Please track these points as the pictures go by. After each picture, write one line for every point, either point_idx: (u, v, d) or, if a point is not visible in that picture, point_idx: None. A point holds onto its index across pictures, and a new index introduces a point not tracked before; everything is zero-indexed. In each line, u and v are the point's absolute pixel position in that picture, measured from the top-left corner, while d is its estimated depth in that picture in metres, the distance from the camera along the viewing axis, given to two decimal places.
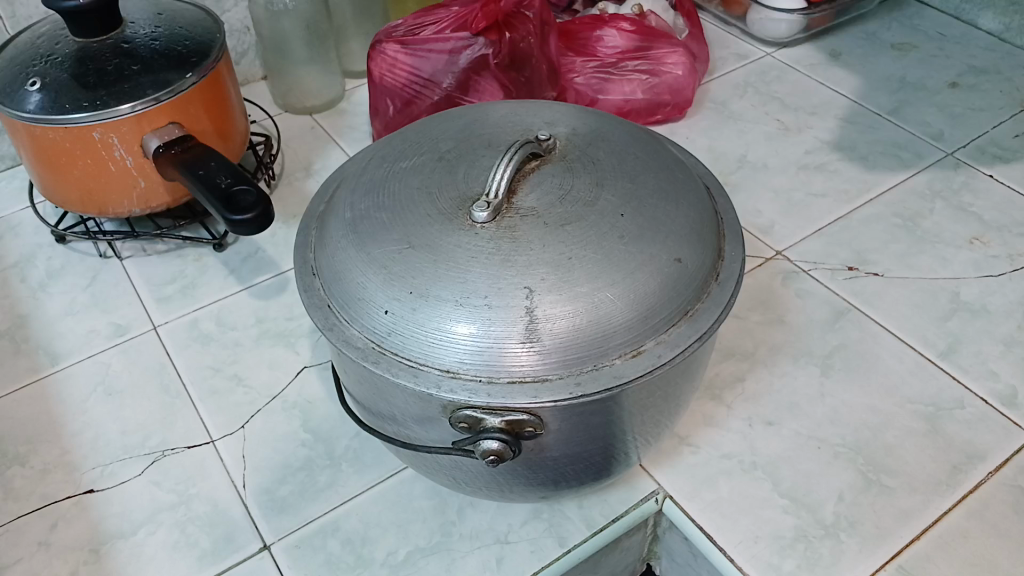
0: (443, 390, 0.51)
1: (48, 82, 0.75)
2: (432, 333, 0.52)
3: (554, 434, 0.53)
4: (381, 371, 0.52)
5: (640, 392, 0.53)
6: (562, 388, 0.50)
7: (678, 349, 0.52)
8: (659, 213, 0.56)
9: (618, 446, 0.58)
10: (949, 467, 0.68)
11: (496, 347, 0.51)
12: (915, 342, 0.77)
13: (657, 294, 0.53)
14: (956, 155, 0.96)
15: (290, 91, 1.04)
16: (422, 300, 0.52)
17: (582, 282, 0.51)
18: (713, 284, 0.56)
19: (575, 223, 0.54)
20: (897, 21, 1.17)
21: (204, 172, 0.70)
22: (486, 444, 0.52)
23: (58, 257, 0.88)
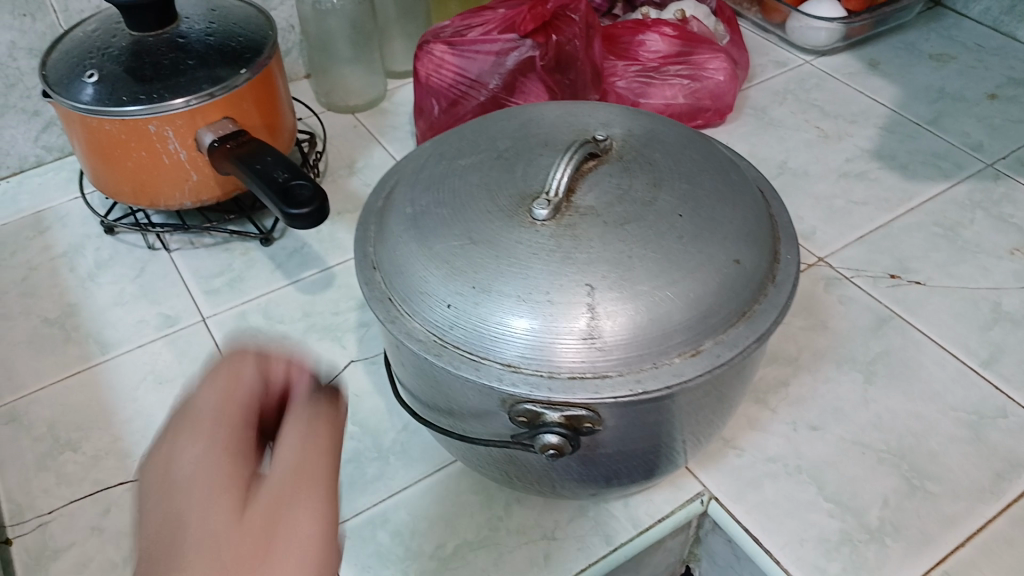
0: (504, 383, 0.51)
1: (104, 76, 0.77)
2: (493, 327, 0.52)
3: (611, 430, 0.54)
4: (443, 364, 0.53)
5: (697, 391, 0.54)
6: (623, 384, 0.51)
7: (737, 349, 0.53)
8: (716, 214, 0.56)
9: (671, 444, 0.59)
10: (992, 474, 0.68)
11: (557, 344, 0.51)
12: (957, 350, 0.77)
13: (716, 295, 0.53)
14: (996, 167, 0.96)
15: (333, 90, 1.06)
16: (484, 293, 0.53)
17: (643, 281, 0.52)
18: (771, 286, 0.57)
19: (634, 223, 0.54)
20: (935, 31, 1.18)
21: (260, 166, 0.71)
22: (546, 438, 0.52)
23: (106, 248, 0.89)
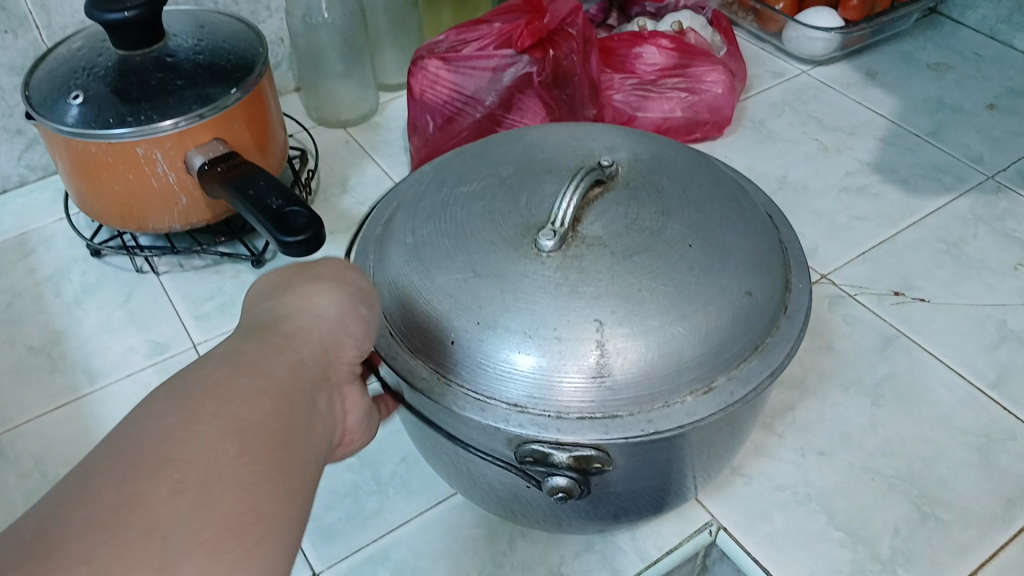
0: (510, 425, 0.50)
1: (90, 96, 0.74)
2: (497, 366, 0.51)
3: (621, 469, 0.52)
4: (446, 404, 0.51)
5: (709, 428, 0.52)
6: (634, 424, 0.49)
7: (751, 386, 0.51)
8: (727, 244, 0.55)
9: (681, 479, 0.57)
10: (1004, 501, 0.67)
11: (564, 382, 0.50)
12: (964, 371, 0.76)
13: (728, 329, 0.52)
14: (997, 180, 0.95)
15: (324, 103, 1.04)
16: (488, 329, 0.51)
17: (653, 315, 0.50)
18: (783, 317, 0.55)
19: (644, 252, 0.53)
20: (932, 40, 1.17)
21: (253, 192, 0.69)
22: (555, 481, 0.51)
23: (92, 271, 0.87)
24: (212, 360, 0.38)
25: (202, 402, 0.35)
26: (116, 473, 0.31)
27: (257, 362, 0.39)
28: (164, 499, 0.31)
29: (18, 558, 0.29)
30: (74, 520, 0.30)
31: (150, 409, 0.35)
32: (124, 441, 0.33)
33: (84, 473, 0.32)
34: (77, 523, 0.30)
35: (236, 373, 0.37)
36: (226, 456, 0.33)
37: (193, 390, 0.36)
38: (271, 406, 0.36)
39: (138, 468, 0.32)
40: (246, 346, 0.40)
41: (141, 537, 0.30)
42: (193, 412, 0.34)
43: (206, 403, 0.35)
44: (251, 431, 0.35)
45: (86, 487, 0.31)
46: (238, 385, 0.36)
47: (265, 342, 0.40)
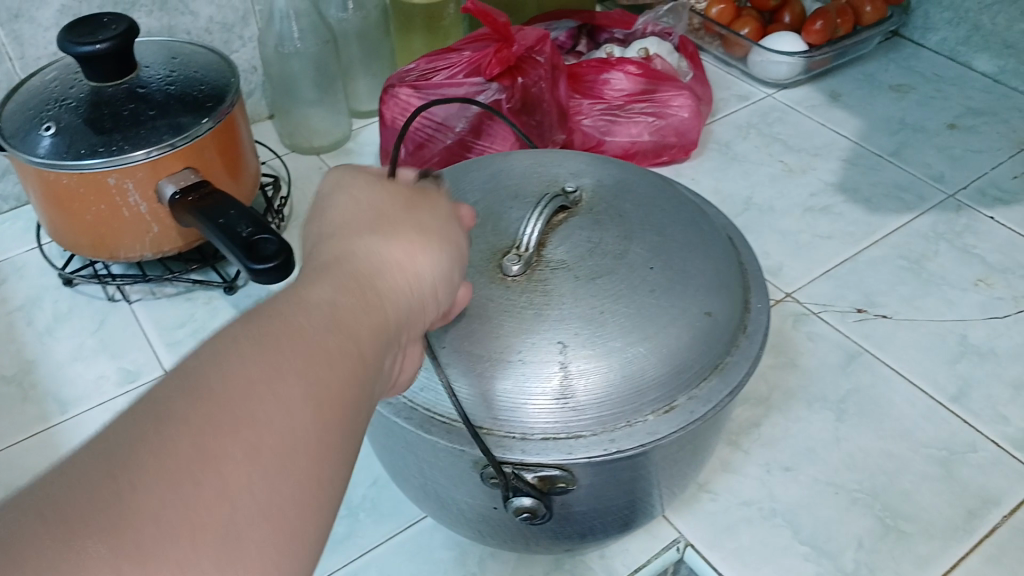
0: (475, 447, 0.51)
1: (62, 127, 0.75)
2: (462, 390, 0.52)
3: (586, 488, 0.53)
4: (412, 427, 0.52)
5: (670, 447, 0.53)
6: (597, 444, 0.50)
7: (712, 404, 0.53)
8: (688, 266, 0.56)
9: (646, 498, 0.58)
10: (964, 512, 0.68)
11: (527, 405, 0.51)
12: (926, 386, 0.78)
13: (689, 349, 0.53)
14: (957, 198, 0.97)
15: (296, 131, 1.05)
16: (455, 353, 0.52)
17: (615, 337, 0.52)
18: (743, 337, 0.57)
19: (605, 276, 0.54)
20: (893, 62, 1.20)
21: (224, 220, 0.70)
22: (518, 500, 0.51)
23: (65, 300, 0.87)
24: (304, 298, 0.34)
25: (285, 352, 0.31)
26: (189, 422, 0.28)
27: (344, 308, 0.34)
28: (239, 471, 0.28)
29: (71, 512, 0.25)
30: (141, 473, 0.26)
31: (231, 338, 0.31)
32: (200, 378, 0.29)
33: (145, 409, 0.28)
34: (140, 479, 0.26)
35: (322, 319, 0.33)
36: (304, 424, 0.30)
37: (276, 328, 0.32)
38: (354, 367, 0.33)
39: (215, 423, 0.28)
40: (333, 284, 0.35)
41: (208, 510, 0.27)
42: (275, 358, 0.31)
43: (290, 353, 0.31)
44: (331, 396, 0.31)
45: (153, 429, 0.27)
46: (326, 335, 0.33)
47: (351, 285, 0.36)
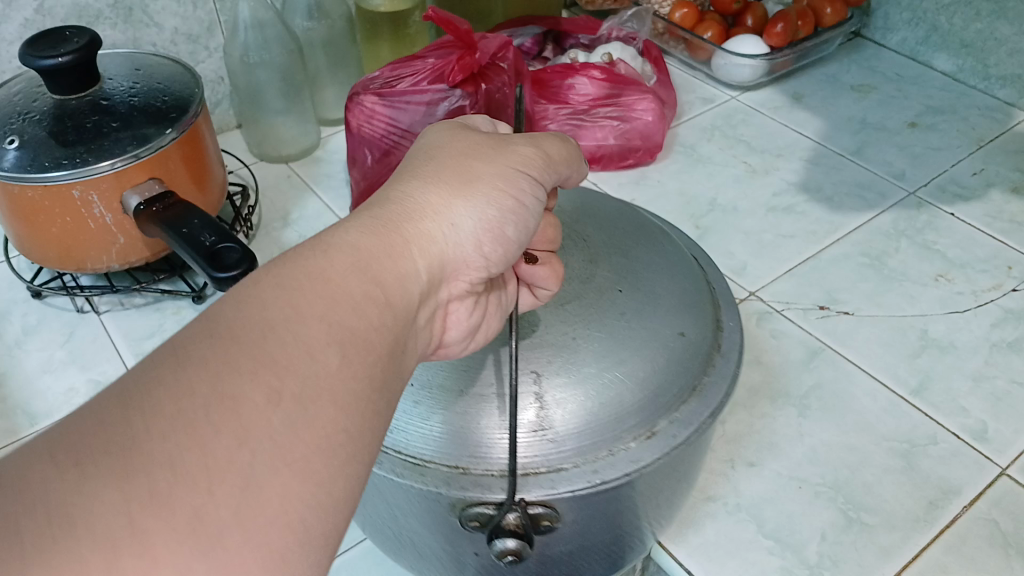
0: (452, 489, 0.48)
1: (26, 140, 0.75)
2: (433, 431, 0.51)
3: (569, 525, 0.52)
4: (383, 473, 0.50)
5: (654, 476, 0.52)
6: (579, 476, 0.49)
7: (693, 426, 0.52)
8: (655, 287, 0.57)
9: (632, 530, 0.57)
10: (926, 503, 0.69)
11: (504, 440, 0.50)
12: (888, 381, 0.79)
13: (664, 372, 0.53)
14: (918, 195, 0.99)
15: (265, 140, 1.06)
16: (426, 393, 0.52)
17: (588, 363, 0.51)
18: (718, 355, 0.57)
19: (574, 301, 0.54)
20: (855, 62, 1.21)
21: (187, 230, 0.70)
22: (499, 543, 0.45)
23: (33, 313, 0.87)
24: (331, 246, 0.37)
25: (314, 297, 0.34)
26: (205, 370, 0.30)
27: (370, 264, 0.37)
28: (258, 413, 0.30)
29: (86, 456, 0.27)
30: (156, 419, 0.28)
31: (262, 285, 0.34)
32: (223, 328, 0.32)
33: (179, 350, 0.31)
34: (159, 422, 0.28)
35: (347, 275, 0.36)
36: (329, 368, 0.32)
37: (297, 279, 0.35)
38: (375, 321, 0.36)
39: (236, 367, 0.30)
40: (365, 241, 0.38)
41: (226, 453, 0.29)
42: (296, 309, 0.33)
43: (312, 302, 0.34)
44: (354, 344, 0.34)
45: (170, 378, 0.30)
46: (347, 289, 0.35)
47: (387, 241, 0.39)
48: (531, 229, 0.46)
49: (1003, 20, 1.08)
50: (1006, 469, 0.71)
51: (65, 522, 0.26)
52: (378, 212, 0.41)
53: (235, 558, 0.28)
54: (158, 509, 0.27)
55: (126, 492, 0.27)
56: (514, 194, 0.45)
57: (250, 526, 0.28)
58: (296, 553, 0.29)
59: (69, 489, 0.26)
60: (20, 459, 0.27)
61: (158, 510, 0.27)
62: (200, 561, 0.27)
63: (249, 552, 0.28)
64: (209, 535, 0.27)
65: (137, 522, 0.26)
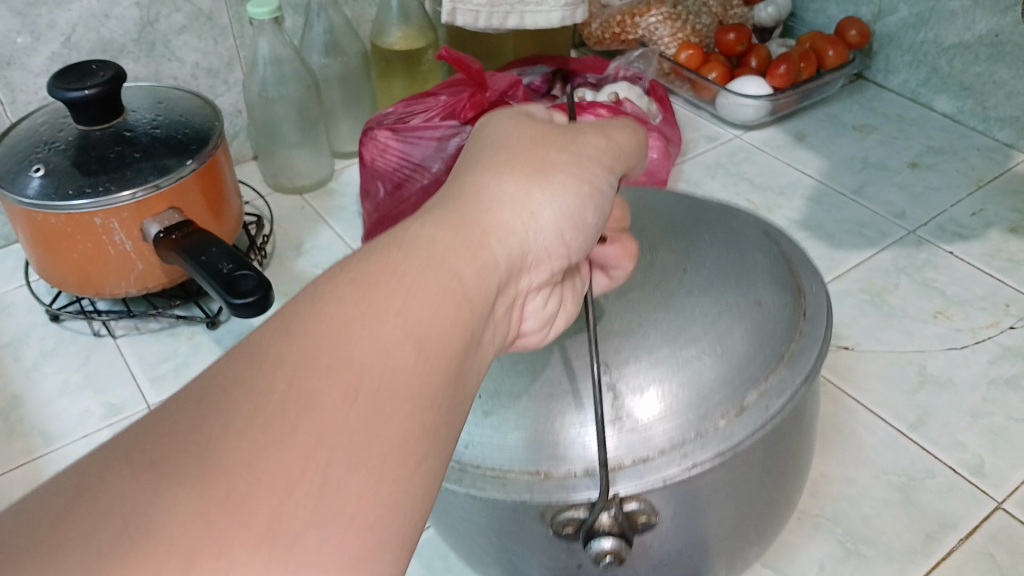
0: (535, 494, 0.50)
1: (51, 169, 0.78)
2: (507, 439, 0.53)
3: (672, 519, 0.52)
4: (464, 489, 0.52)
5: (755, 454, 0.52)
6: (669, 463, 0.50)
7: (784, 396, 0.53)
8: (721, 261, 0.58)
9: (751, 521, 0.57)
10: (923, 536, 0.70)
11: (582, 439, 0.51)
12: (886, 415, 0.81)
13: (745, 346, 0.54)
14: (918, 233, 1.01)
15: (280, 172, 1.09)
16: (494, 402, 0.54)
17: (662, 346, 0.52)
18: (804, 320, 0.58)
19: (638, 290, 0.55)
20: (857, 103, 1.24)
21: (205, 258, 0.72)
22: (597, 545, 0.47)
23: (51, 336, 0.90)
24: (408, 240, 0.36)
25: (391, 293, 0.33)
26: (282, 370, 0.29)
27: (445, 256, 0.36)
28: (335, 415, 0.29)
29: (162, 457, 0.27)
30: (233, 418, 0.28)
31: (341, 281, 0.33)
32: (299, 327, 0.31)
33: (258, 349, 0.30)
34: (237, 422, 0.28)
35: (423, 269, 0.35)
36: (405, 366, 0.31)
37: (373, 274, 0.34)
38: (454, 316, 0.34)
39: (313, 365, 0.30)
40: (440, 234, 0.37)
41: (303, 456, 0.28)
42: (373, 305, 0.32)
43: (388, 297, 0.33)
44: (432, 339, 0.33)
45: (249, 377, 0.29)
46: (424, 280, 0.34)
47: (463, 233, 0.37)
48: (608, 209, 0.45)
49: (1000, 64, 1.11)
50: (1002, 504, 0.72)
51: (138, 528, 0.25)
52: (452, 205, 0.39)
53: (315, 561, 0.27)
54: (235, 510, 0.26)
55: (203, 493, 0.26)
56: (589, 181, 0.44)
57: (327, 535, 0.27)
58: (374, 558, 0.28)
59: (146, 490, 0.26)
60: (96, 460, 0.27)
61: (236, 510, 0.26)
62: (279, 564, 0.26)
63: (330, 555, 0.27)
64: (288, 537, 0.26)
65: (213, 524, 0.26)
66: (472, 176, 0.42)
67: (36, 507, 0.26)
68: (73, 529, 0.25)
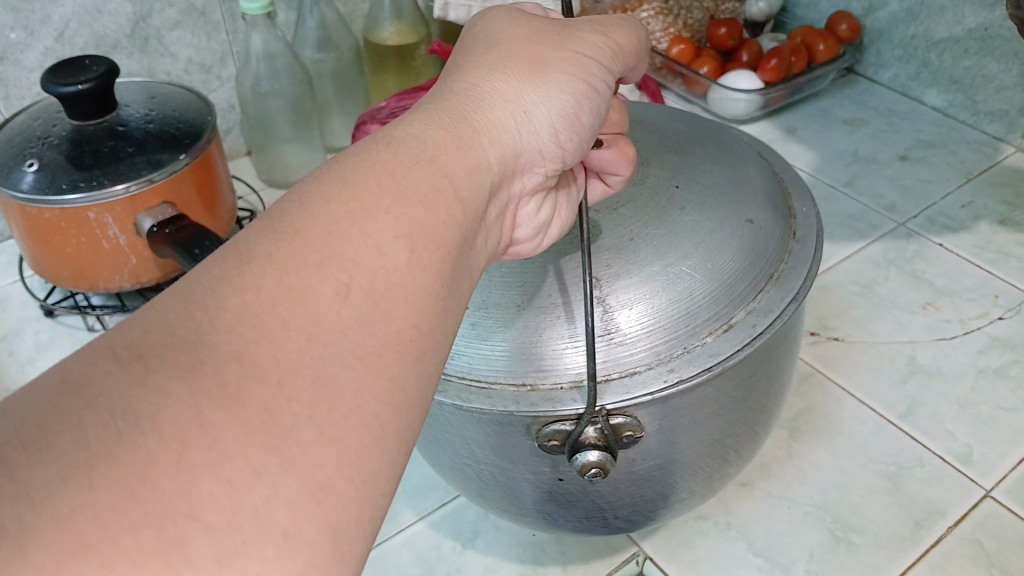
0: (522, 406, 0.50)
1: (45, 164, 0.78)
2: (494, 350, 0.52)
3: (658, 435, 0.51)
4: (450, 400, 0.51)
5: (743, 373, 0.53)
6: (656, 377, 0.50)
7: (772, 313, 0.53)
8: (713, 178, 0.58)
9: (733, 441, 0.57)
10: (912, 523, 0.71)
11: (570, 352, 0.50)
12: (875, 405, 0.81)
13: (735, 262, 0.54)
14: (908, 225, 1.02)
15: (273, 166, 1.09)
16: (482, 314, 0.53)
17: (652, 261, 0.52)
18: (793, 242, 0.58)
19: (629, 205, 0.55)
20: (848, 97, 1.25)
21: (199, 252, 0.73)
22: (582, 458, 0.47)
23: (46, 330, 0.90)
24: (393, 146, 0.38)
25: (377, 192, 0.35)
26: (270, 264, 0.31)
27: (437, 157, 0.38)
28: (326, 305, 0.30)
29: (149, 352, 0.27)
30: (222, 312, 0.29)
31: (327, 181, 0.35)
32: (288, 222, 0.32)
33: (243, 246, 0.31)
34: (228, 313, 0.29)
35: (414, 168, 0.37)
36: (398, 260, 0.33)
37: (362, 174, 0.35)
38: (444, 213, 0.37)
39: (303, 259, 0.31)
40: (435, 133, 0.40)
41: (297, 345, 0.29)
42: (362, 203, 0.34)
43: (378, 196, 0.34)
44: (421, 237, 0.35)
45: (236, 275, 0.30)
46: (413, 182, 0.36)
47: (457, 134, 0.41)
48: (603, 113, 0.48)
49: (990, 59, 1.11)
50: (991, 492, 0.73)
51: (127, 420, 0.25)
52: (448, 110, 0.42)
53: (309, 453, 0.28)
54: (227, 402, 0.27)
55: (194, 386, 0.27)
56: (587, 78, 0.47)
57: (322, 419, 0.29)
58: (370, 448, 0.30)
59: (134, 383, 0.26)
60: (81, 360, 0.27)
61: (228, 403, 0.27)
62: (273, 455, 0.27)
63: (324, 447, 0.28)
64: (282, 425, 0.27)
65: (205, 416, 0.26)
66: (466, 76, 0.45)
67: (21, 406, 0.26)
68: (62, 422, 0.25)
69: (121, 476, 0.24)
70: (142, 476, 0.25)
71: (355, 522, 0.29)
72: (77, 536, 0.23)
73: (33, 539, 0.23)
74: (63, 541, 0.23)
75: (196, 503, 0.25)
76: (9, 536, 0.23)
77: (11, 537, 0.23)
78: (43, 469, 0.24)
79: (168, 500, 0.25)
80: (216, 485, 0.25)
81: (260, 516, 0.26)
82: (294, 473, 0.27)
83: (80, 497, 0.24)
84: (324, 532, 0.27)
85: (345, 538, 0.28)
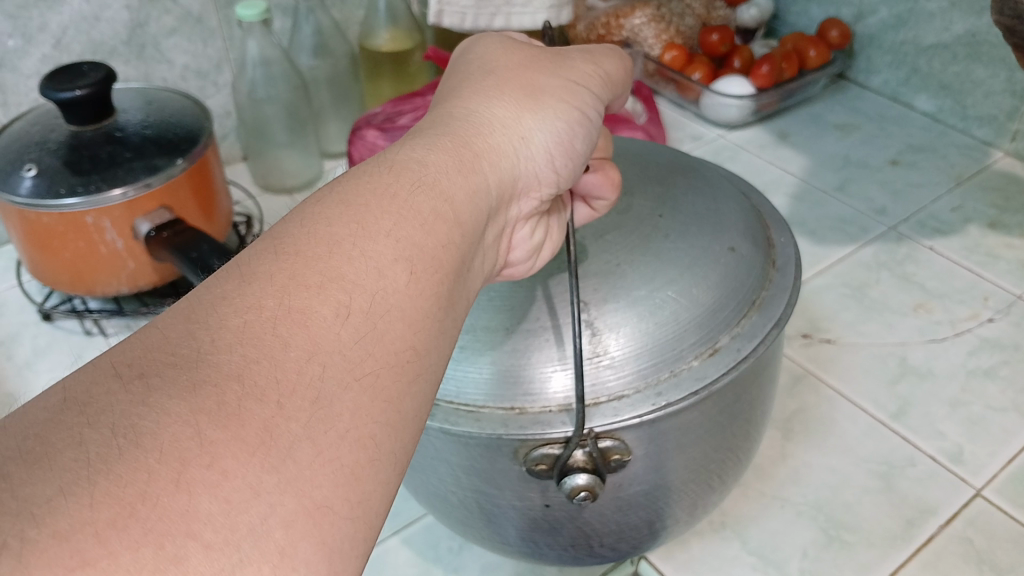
0: (511, 429, 0.50)
1: (43, 169, 0.79)
2: (481, 373, 0.52)
3: (643, 461, 0.52)
4: (437, 424, 0.51)
5: (726, 397, 0.53)
6: (644, 401, 0.50)
7: (756, 339, 0.54)
8: (697, 208, 0.59)
9: (717, 466, 0.58)
10: (903, 521, 0.71)
11: (557, 375, 0.51)
12: (868, 405, 0.82)
13: (720, 287, 0.55)
14: (898, 229, 1.03)
15: (269, 173, 1.10)
16: (471, 337, 0.53)
17: (640, 286, 0.53)
18: (774, 270, 0.59)
19: (614, 231, 0.56)
20: (839, 103, 1.27)
21: (197, 255, 0.73)
22: (571, 482, 0.49)
23: (43, 335, 0.91)
24: (390, 169, 0.39)
25: (377, 218, 0.36)
26: (270, 285, 0.32)
27: (436, 180, 0.39)
28: (326, 325, 0.31)
29: (151, 371, 0.28)
30: (223, 332, 0.30)
31: (326, 206, 0.36)
32: (289, 245, 0.33)
33: (247, 268, 0.32)
34: (230, 333, 0.30)
35: (414, 193, 0.38)
36: (397, 283, 0.34)
37: (362, 198, 0.37)
38: (443, 237, 0.38)
39: (303, 282, 0.32)
40: (437, 156, 0.41)
41: (298, 364, 0.30)
42: (362, 227, 0.35)
43: (377, 220, 0.36)
44: (420, 262, 0.36)
45: (236, 296, 0.31)
46: (412, 206, 0.37)
47: (458, 156, 0.42)
48: (595, 136, 0.50)
49: (978, 64, 1.12)
50: (981, 490, 0.73)
51: (127, 437, 0.26)
52: (447, 133, 0.43)
53: (306, 472, 0.28)
54: (226, 420, 0.27)
55: (193, 404, 0.27)
56: (580, 106, 0.48)
57: (320, 436, 0.29)
58: (365, 467, 0.30)
59: (134, 402, 0.27)
60: (82, 379, 0.28)
61: (227, 422, 0.27)
62: (270, 473, 0.27)
63: (321, 467, 0.28)
64: (280, 444, 0.28)
65: (204, 434, 0.26)
66: (466, 100, 0.46)
67: (22, 424, 0.26)
68: (62, 439, 0.25)
69: (121, 493, 0.24)
70: (141, 494, 0.25)
71: (350, 542, 0.29)
72: (77, 552, 0.23)
73: (34, 553, 0.23)
74: (62, 557, 0.23)
75: (194, 521, 0.25)
76: (9, 549, 0.23)
77: (12, 552, 0.23)
78: (45, 486, 0.24)
79: (166, 518, 0.25)
80: (214, 504, 0.26)
81: (258, 534, 0.26)
82: (290, 492, 0.27)
83: (79, 514, 0.24)
84: (320, 551, 0.27)
85: (341, 558, 0.28)
